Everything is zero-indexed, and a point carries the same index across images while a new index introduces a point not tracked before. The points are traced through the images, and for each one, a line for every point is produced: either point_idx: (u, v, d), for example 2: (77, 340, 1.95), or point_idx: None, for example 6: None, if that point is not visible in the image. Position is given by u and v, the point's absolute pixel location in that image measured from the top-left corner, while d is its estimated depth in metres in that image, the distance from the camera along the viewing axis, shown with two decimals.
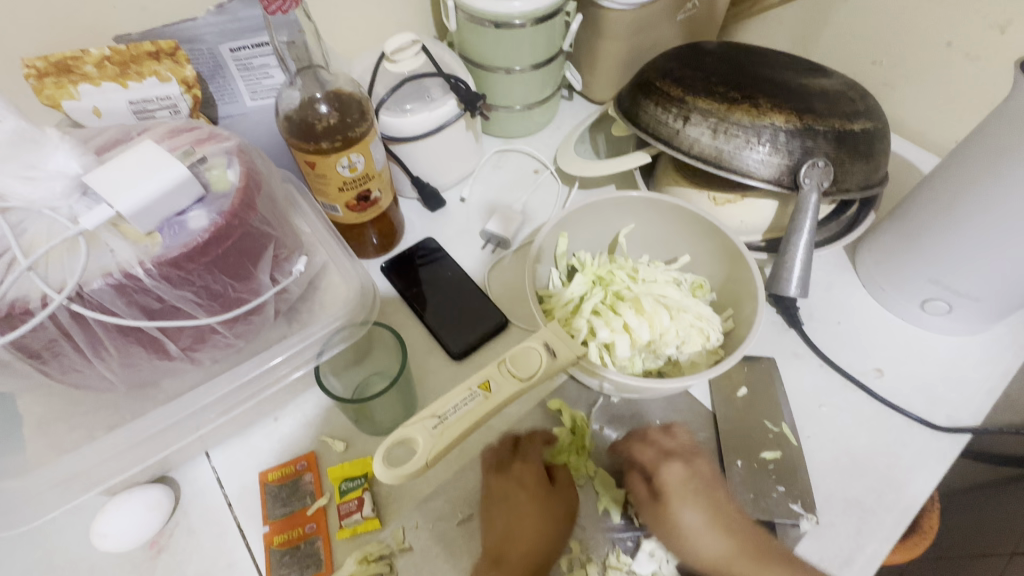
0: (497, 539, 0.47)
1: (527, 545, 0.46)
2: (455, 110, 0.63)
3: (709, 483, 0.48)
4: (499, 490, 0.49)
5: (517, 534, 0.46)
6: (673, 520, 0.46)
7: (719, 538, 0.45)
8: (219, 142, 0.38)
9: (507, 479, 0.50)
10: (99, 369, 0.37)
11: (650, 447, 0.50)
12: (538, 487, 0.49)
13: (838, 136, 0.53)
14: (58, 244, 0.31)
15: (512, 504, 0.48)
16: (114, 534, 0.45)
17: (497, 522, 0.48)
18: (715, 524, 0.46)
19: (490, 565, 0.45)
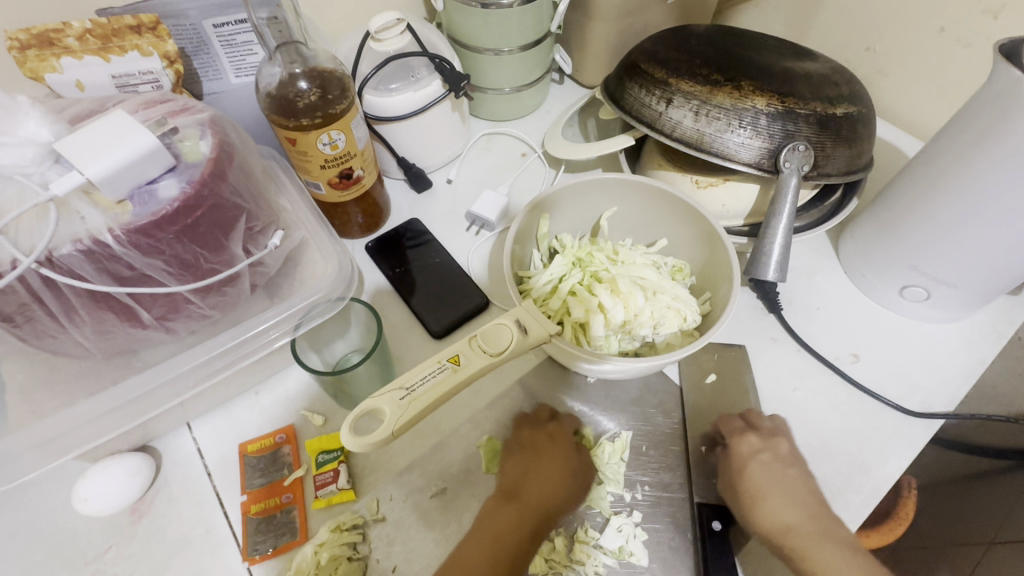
0: (513, 480, 0.51)
1: (545, 490, 0.50)
2: (440, 90, 0.63)
3: (785, 460, 0.50)
4: (529, 441, 0.53)
5: (538, 478, 0.50)
6: (745, 488, 0.50)
7: (790, 508, 0.48)
8: (193, 114, 0.39)
9: (540, 431, 0.53)
10: (73, 336, 0.37)
11: (736, 421, 0.53)
12: (568, 446, 0.52)
13: (820, 120, 0.53)
14: (27, 209, 0.32)
15: (538, 451, 0.52)
16: (93, 499, 0.46)
17: (518, 464, 0.51)
18: (789, 498, 0.48)
19: (505, 499, 0.49)
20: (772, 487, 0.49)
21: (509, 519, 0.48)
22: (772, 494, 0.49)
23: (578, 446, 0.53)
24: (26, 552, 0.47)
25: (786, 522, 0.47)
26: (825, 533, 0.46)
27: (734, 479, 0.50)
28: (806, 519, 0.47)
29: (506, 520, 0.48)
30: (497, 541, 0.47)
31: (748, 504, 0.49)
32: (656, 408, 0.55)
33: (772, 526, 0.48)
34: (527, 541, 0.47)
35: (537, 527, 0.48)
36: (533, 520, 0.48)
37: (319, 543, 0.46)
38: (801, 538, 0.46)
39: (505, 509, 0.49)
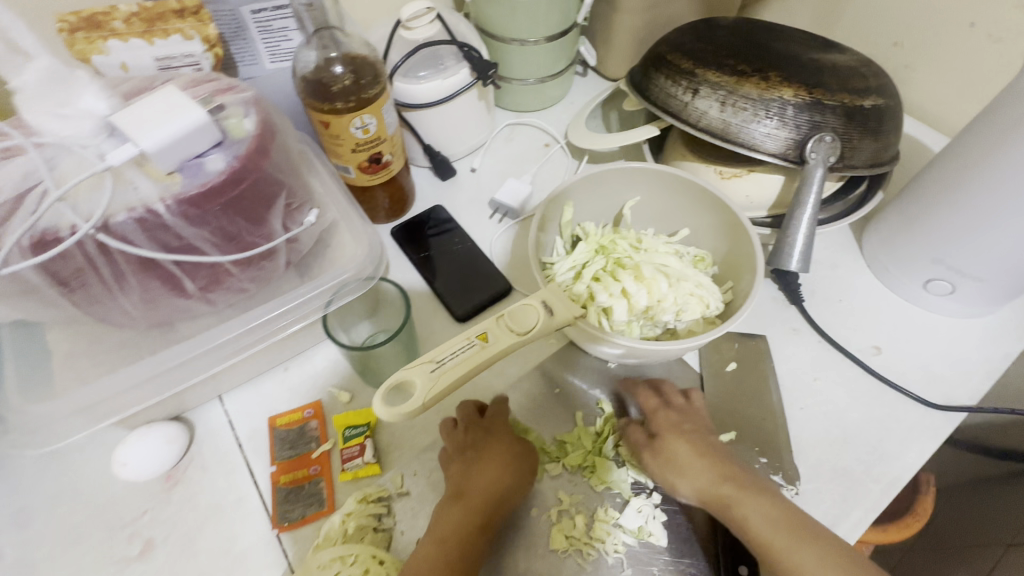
0: (458, 479, 0.49)
1: (489, 482, 0.48)
2: (468, 78, 0.65)
3: (702, 427, 0.51)
4: (463, 442, 0.51)
5: (480, 472, 0.49)
6: (669, 455, 0.49)
7: (710, 469, 0.48)
8: (237, 92, 0.40)
9: (473, 428, 0.52)
10: (122, 303, 0.39)
11: (653, 395, 0.54)
12: (505, 435, 0.52)
13: (847, 111, 0.53)
14: (86, 178, 0.33)
15: (478, 447, 0.50)
16: (131, 464, 0.48)
17: (460, 465, 0.50)
18: (707, 459, 0.49)
19: (452, 500, 0.48)
20: (699, 453, 0.49)
21: (457, 517, 0.47)
22: (693, 458, 0.49)
23: (513, 436, 0.52)
24: (67, 513, 0.49)
25: (712, 484, 0.47)
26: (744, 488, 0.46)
27: (657, 449, 0.50)
28: (723, 476, 0.47)
29: (455, 518, 0.47)
30: (445, 541, 0.45)
31: (671, 473, 0.49)
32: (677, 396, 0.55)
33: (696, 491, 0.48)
34: (477, 531, 0.46)
35: (487, 517, 0.47)
36: (482, 512, 0.47)
37: (347, 513, 0.47)
38: (730, 499, 0.46)
39: (452, 509, 0.47)
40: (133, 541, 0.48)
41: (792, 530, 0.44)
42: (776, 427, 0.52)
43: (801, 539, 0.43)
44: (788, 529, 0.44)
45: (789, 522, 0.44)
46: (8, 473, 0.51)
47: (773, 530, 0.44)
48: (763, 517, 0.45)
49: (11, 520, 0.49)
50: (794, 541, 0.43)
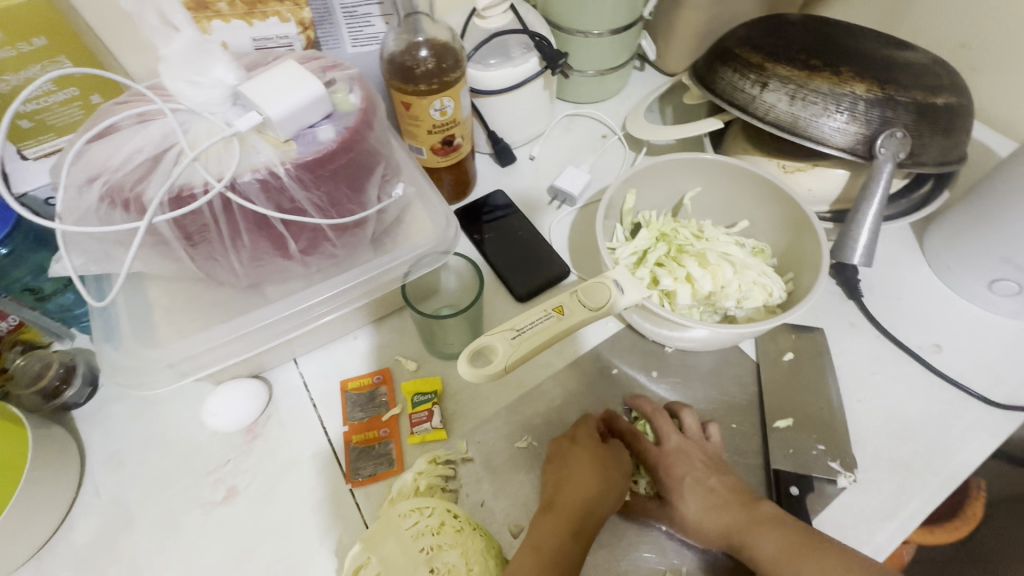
0: (549, 491, 0.48)
1: (582, 491, 0.47)
2: (536, 67, 0.67)
3: (710, 466, 0.51)
4: (553, 452, 0.51)
5: (571, 482, 0.48)
6: (677, 509, 0.49)
7: (716, 513, 0.48)
8: (343, 69, 0.43)
9: (563, 439, 0.52)
10: (232, 260, 0.42)
11: (651, 444, 0.53)
12: (590, 442, 0.51)
13: (919, 108, 0.54)
14: (217, 141, 0.37)
15: (566, 458, 0.50)
16: (221, 415, 0.52)
17: (551, 476, 0.50)
18: (710, 503, 0.49)
19: (542, 512, 0.47)
20: (705, 497, 0.49)
21: (550, 530, 0.45)
22: (701, 504, 0.49)
23: (602, 445, 0.51)
24: (156, 459, 0.53)
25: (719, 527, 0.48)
26: (753, 525, 0.46)
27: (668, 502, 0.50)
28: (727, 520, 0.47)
29: (547, 531, 0.46)
30: (540, 552, 0.44)
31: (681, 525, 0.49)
32: (734, 382, 0.56)
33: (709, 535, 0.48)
34: (569, 542, 0.45)
35: (580, 528, 0.46)
36: (573, 523, 0.46)
37: (418, 471, 0.50)
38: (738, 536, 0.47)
39: (544, 520, 0.46)
40: (217, 487, 0.51)
41: (803, 553, 0.44)
42: (834, 417, 0.53)
43: (811, 558, 0.44)
44: (798, 553, 0.44)
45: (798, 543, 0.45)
46: (100, 420, 0.54)
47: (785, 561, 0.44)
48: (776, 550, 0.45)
49: (105, 461, 0.53)
50: (805, 562, 0.44)
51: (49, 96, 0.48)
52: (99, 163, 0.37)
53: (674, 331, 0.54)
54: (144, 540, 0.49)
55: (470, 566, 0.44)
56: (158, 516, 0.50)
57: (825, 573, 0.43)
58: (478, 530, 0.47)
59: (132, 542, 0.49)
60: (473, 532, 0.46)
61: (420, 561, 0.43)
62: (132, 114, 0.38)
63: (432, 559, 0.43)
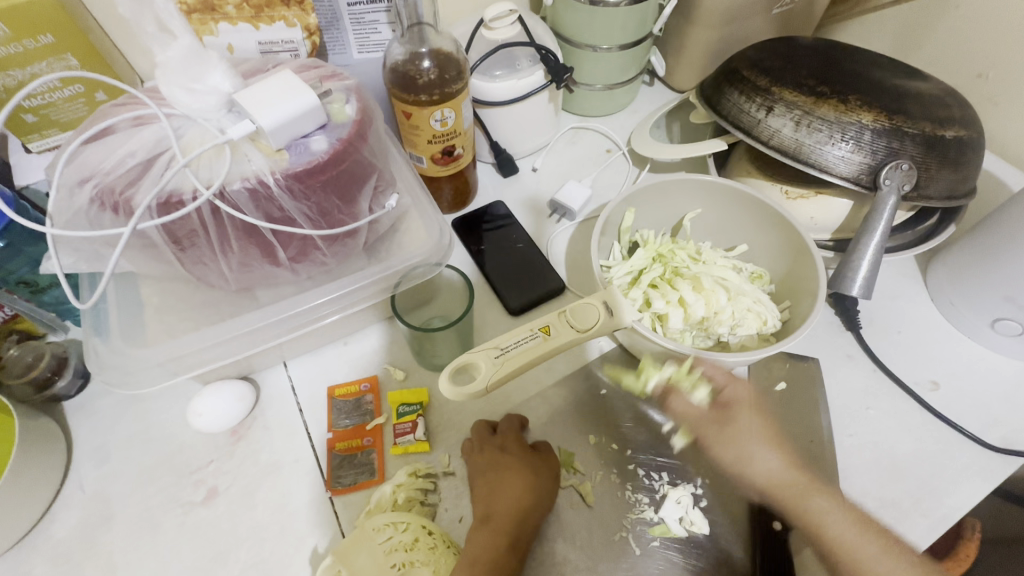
0: (484, 503, 0.50)
1: (513, 502, 0.49)
2: (542, 80, 0.67)
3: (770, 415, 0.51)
4: (480, 462, 0.51)
5: (504, 493, 0.49)
6: (731, 432, 0.49)
7: (779, 456, 0.48)
8: (341, 80, 0.43)
9: (489, 448, 0.52)
10: (221, 265, 0.43)
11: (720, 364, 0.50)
12: (517, 449, 0.52)
13: (927, 140, 0.53)
14: (209, 148, 0.37)
15: (497, 468, 0.50)
16: (207, 415, 0.52)
17: (484, 487, 0.50)
18: (772, 443, 0.49)
19: (478, 524, 0.48)
20: (771, 438, 0.49)
21: (485, 541, 0.47)
22: (759, 439, 0.49)
23: (528, 449, 0.52)
24: (140, 456, 0.53)
25: (773, 471, 0.48)
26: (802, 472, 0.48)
27: (723, 419, 0.50)
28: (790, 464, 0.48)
29: (483, 542, 0.47)
30: (475, 564, 0.46)
31: (736, 448, 0.49)
32: None
33: (760, 474, 0.48)
34: (506, 553, 0.47)
35: (515, 538, 0.48)
36: (508, 533, 0.48)
37: (397, 484, 0.49)
38: (792, 485, 0.47)
39: (480, 533, 0.48)
40: (198, 488, 0.51)
41: (853, 524, 0.45)
42: (824, 451, 0.52)
43: (861, 533, 0.45)
44: (852, 525, 0.45)
45: (852, 515, 0.46)
46: (89, 413, 0.55)
47: (838, 524, 0.45)
48: (832, 516, 0.45)
49: (91, 456, 0.53)
50: (861, 537, 0.45)
51: (54, 93, 0.49)
52: (92, 165, 0.38)
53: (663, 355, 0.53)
54: (122, 537, 0.49)
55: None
56: (138, 514, 0.50)
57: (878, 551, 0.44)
58: (451, 547, 0.48)
59: (110, 539, 0.49)
60: (446, 549, 0.47)
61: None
62: (128, 117, 0.38)
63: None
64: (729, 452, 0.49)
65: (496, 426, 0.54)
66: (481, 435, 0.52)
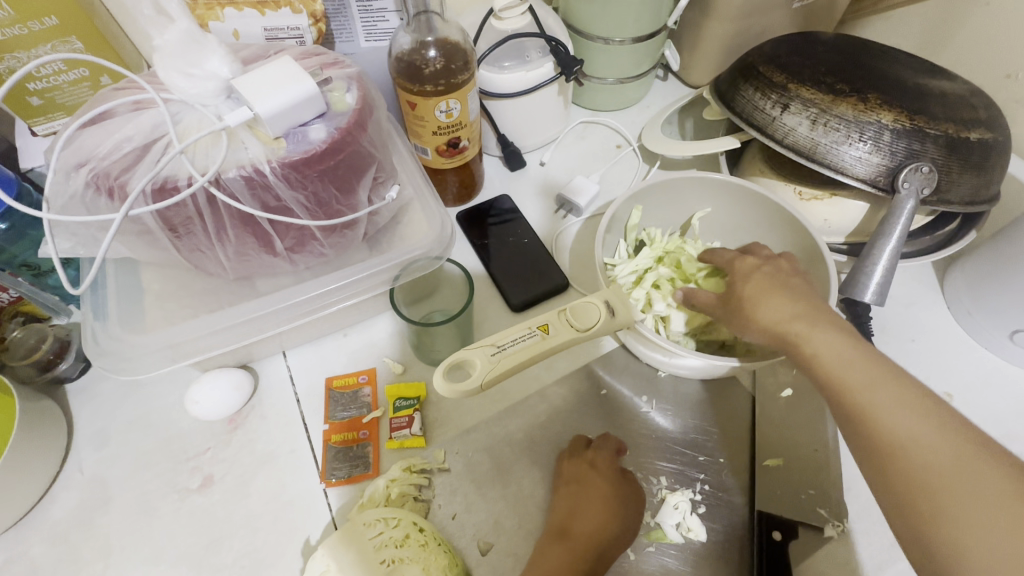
0: (564, 516, 0.50)
1: (594, 523, 0.49)
2: (551, 72, 0.65)
3: (789, 271, 0.46)
4: (570, 473, 0.51)
5: (586, 512, 0.49)
6: (741, 295, 0.45)
7: (792, 304, 0.43)
8: (342, 67, 0.42)
9: (580, 460, 0.52)
10: (218, 253, 0.42)
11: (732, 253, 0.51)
12: (610, 470, 0.51)
13: (950, 142, 0.51)
14: (205, 135, 0.36)
15: (584, 484, 0.50)
16: (204, 403, 0.52)
17: (566, 500, 0.50)
18: (783, 294, 0.44)
19: (555, 539, 0.48)
20: (780, 290, 0.44)
21: (562, 559, 0.47)
22: (770, 294, 0.44)
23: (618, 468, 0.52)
24: (139, 440, 0.53)
25: (781, 315, 0.43)
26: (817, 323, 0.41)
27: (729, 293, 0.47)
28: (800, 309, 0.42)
29: (558, 556, 0.47)
30: None
31: (742, 304, 0.45)
32: (726, 415, 0.54)
33: (769, 323, 0.43)
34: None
35: (591, 563, 0.47)
36: (585, 556, 0.47)
37: (391, 478, 0.49)
38: (798, 323, 0.42)
39: (555, 547, 0.47)
40: (194, 474, 0.51)
41: (861, 356, 0.39)
42: (829, 461, 0.50)
43: (879, 376, 0.38)
44: (858, 360, 0.39)
45: (861, 351, 0.39)
46: (90, 397, 0.55)
47: (843, 357, 0.39)
48: (831, 346, 0.40)
49: (90, 440, 0.53)
50: (880, 378, 0.37)
51: (59, 76, 0.49)
52: (88, 149, 0.37)
53: (664, 356, 0.52)
54: (119, 521, 0.50)
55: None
56: (134, 498, 0.50)
57: (903, 403, 0.36)
58: (443, 545, 0.47)
59: (107, 522, 0.49)
60: (437, 547, 0.46)
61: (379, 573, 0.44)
62: (127, 101, 0.38)
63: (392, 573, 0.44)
64: (738, 316, 0.45)
65: (590, 441, 0.53)
66: (573, 447, 0.53)
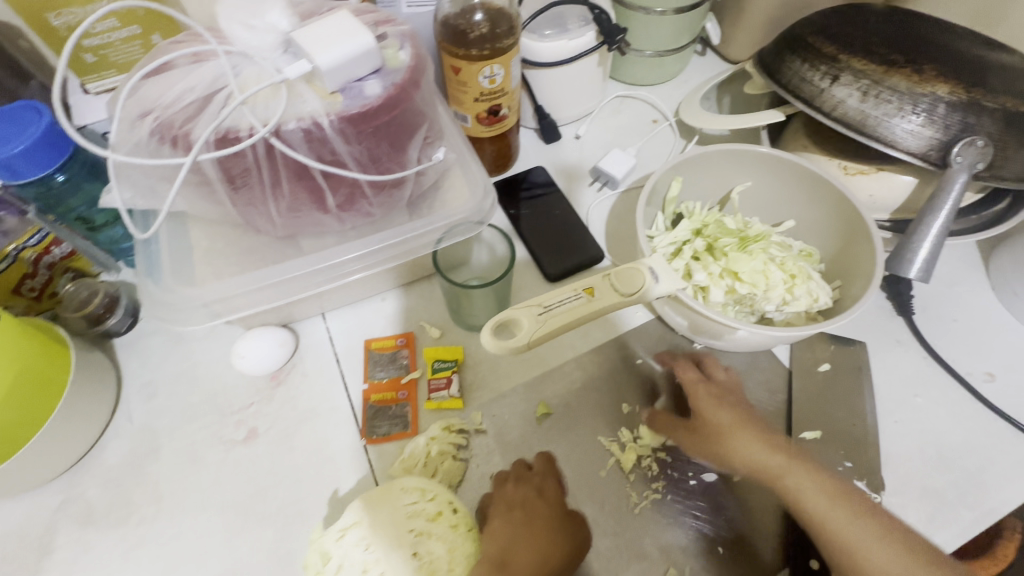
0: (500, 549, 0.43)
1: (534, 557, 0.42)
2: (593, 41, 0.64)
3: (727, 383, 0.51)
4: (513, 498, 0.46)
5: (525, 544, 0.43)
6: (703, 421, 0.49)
7: (759, 443, 0.46)
8: (396, 25, 0.42)
9: (523, 485, 0.47)
10: (271, 209, 0.43)
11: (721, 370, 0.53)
12: (554, 500, 0.47)
13: (1008, 116, 0.49)
14: (266, 86, 0.37)
15: (527, 513, 0.45)
16: (249, 358, 0.54)
17: (505, 531, 0.44)
18: (749, 430, 0.47)
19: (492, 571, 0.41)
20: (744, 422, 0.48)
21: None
22: (741, 428, 0.48)
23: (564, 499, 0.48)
24: (185, 393, 0.55)
25: (749, 458, 0.46)
26: (780, 454, 0.45)
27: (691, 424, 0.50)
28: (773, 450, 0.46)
29: None
30: None
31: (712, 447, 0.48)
32: (762, 387, 0.54)
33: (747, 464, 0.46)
34: None
35: None
36: None
37: (430, 436, 0.50)
38: (772, 466, 0.45)
39: None
40: (239, 427, 0.53)
41: (835, 498, 0.43)
42: (866, 435, 0.50)
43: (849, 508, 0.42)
44: (838, 502, 0.42)
45: (837, 493, 0.43)
46: (137, 350, 0.57)
47: (822, 498, 0.43)
48: (815, 490, 0.43)
49: (139, 391, 0.55)
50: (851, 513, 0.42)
51: (112, 33, 0.50)
52: (152, 99, 0.38)
53: (703, 327, 0.52)
54: (168, 468, 0.51)
55: (452, 564, 0.44)
56: (182, 448, 0.52)
57: (872, 536, 0.41)
58: (473, 530, 0.46)
59: (158, 469, 0.51)
60: (467, 531, 0.46)
61: (406, 541, 0.44)
62: (187, 53, 0.39)
63: (417, 545, 0.44)
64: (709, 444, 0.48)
65: (532, 467, 0.49)
66: (517, 471, 0.49)
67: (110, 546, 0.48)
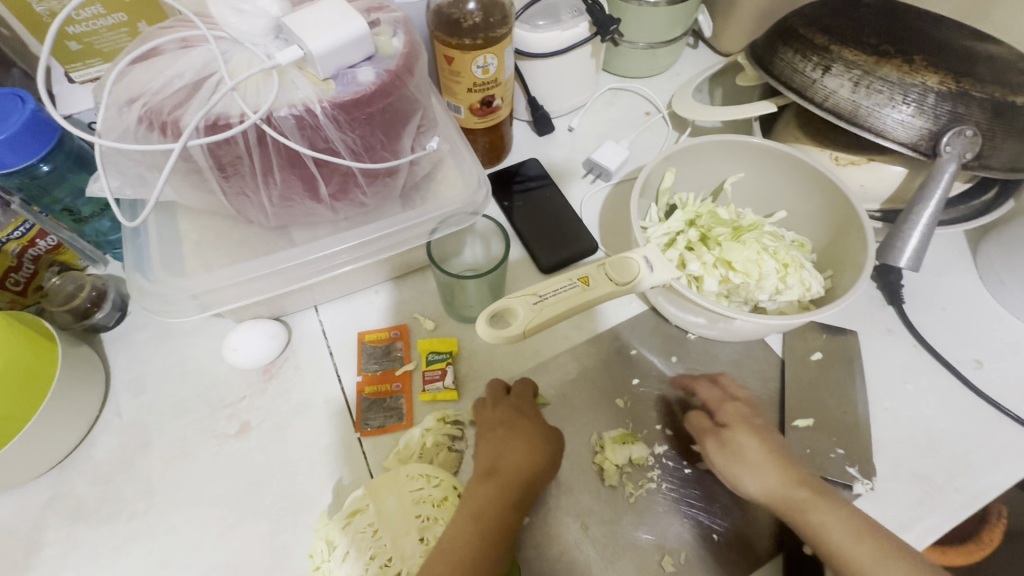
0: (488, 458, 0.47)
1: (519, 460, 0.46)
2: (585, 32, 0.64)
3: (753, 411, 0.50)
4: (493, 418, 0.50)
5: (510, 451, 0.47)
6: (731, 447, 0.48)
7: (785, 476, 0.46)
8: (389, 12, 0.42)
9: (502, 407, 0.50)
10: (263, 198, 0.43)
11: (714, 389, 0.52)
12: (532, 413, 0.50)
13: (996, 106, 0.50)
14: (257, 73, 0.36)
15: (507, 425, 0.49)
16: (240, 350, 0.53)
17: (490, 443, 0.48)
18: (778, 464, 0.46)
19: (484, 477, 0.46)
20: (774, 453, 0.47)
21: (488, 495, 0.44)
22: (770, 462, 0.47)
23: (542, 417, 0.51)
24: (175, 388, 0.54)
25: (774, 490, 0.45)
26: (806, 489, 0.45)
27: (719, 438, 0.49)
28: (799, 482, 0.45)
29: (487, 494, 0.45)
30: (480, 519, 0.43)
31: (735, 469, 0.47)
32: (755, 376, 0.54)
33: (764, 494, 0.46)
34: (510, 511, 0.44)
35: (520, 497, 0.45)
36: (514, 490, 0.45)
37: (425, 428, 0.50)
38: (800, 500, 0.45)
39: (483, 485, 0.45)
40: (231, 421, 0.52)
41: (863, 539, 0.43)
42: (857, 422, 0.51)
43: (875, 549, 0.42)
44: (860, 539, 0.43)
45: (861, 533, 0.43)
46: (125, 345, 0.56)
47: (846, 535, 0.43)
48: (836, 524, 0.43)
49: (129, 386, 0.54)
50: (871, 553, 0.42)
51: (97, 20, 0.49)
52: (139, 85, 0.38)
53: (697, 317, 0.52)
54: (159, 463, 0.51)
55: None
56: (173, 443, 0.51)
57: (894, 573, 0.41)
58: None
59: (148, 464, 0.51)
60: None
61: (413, 527, 0.44)
62: (175, 38, 0.38)
63: (424, 530, 0.44)
64: (730, 467, 0.47)
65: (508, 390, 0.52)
66: (495, 395, 0.51)
67: (100, 542, 0.48)
